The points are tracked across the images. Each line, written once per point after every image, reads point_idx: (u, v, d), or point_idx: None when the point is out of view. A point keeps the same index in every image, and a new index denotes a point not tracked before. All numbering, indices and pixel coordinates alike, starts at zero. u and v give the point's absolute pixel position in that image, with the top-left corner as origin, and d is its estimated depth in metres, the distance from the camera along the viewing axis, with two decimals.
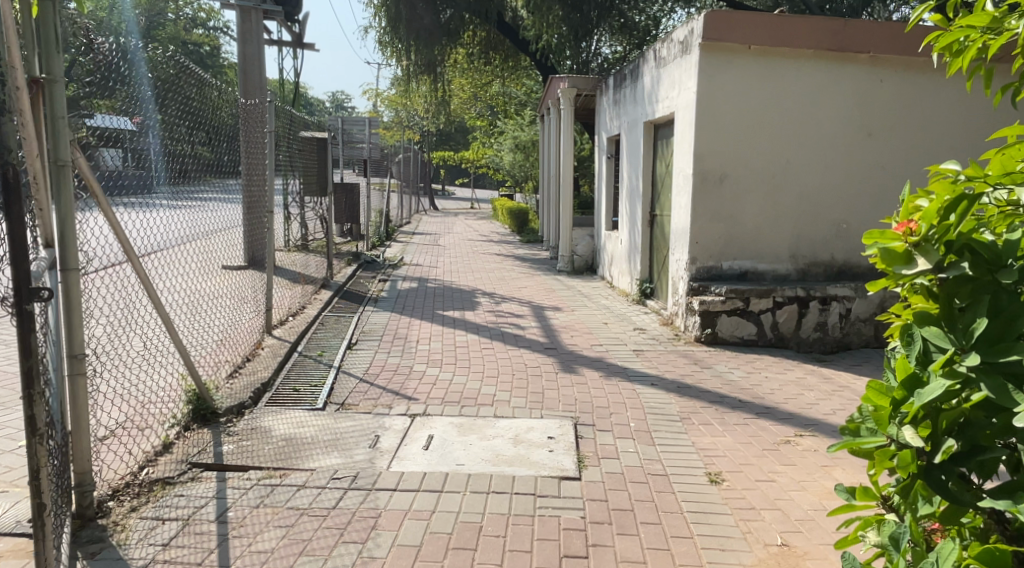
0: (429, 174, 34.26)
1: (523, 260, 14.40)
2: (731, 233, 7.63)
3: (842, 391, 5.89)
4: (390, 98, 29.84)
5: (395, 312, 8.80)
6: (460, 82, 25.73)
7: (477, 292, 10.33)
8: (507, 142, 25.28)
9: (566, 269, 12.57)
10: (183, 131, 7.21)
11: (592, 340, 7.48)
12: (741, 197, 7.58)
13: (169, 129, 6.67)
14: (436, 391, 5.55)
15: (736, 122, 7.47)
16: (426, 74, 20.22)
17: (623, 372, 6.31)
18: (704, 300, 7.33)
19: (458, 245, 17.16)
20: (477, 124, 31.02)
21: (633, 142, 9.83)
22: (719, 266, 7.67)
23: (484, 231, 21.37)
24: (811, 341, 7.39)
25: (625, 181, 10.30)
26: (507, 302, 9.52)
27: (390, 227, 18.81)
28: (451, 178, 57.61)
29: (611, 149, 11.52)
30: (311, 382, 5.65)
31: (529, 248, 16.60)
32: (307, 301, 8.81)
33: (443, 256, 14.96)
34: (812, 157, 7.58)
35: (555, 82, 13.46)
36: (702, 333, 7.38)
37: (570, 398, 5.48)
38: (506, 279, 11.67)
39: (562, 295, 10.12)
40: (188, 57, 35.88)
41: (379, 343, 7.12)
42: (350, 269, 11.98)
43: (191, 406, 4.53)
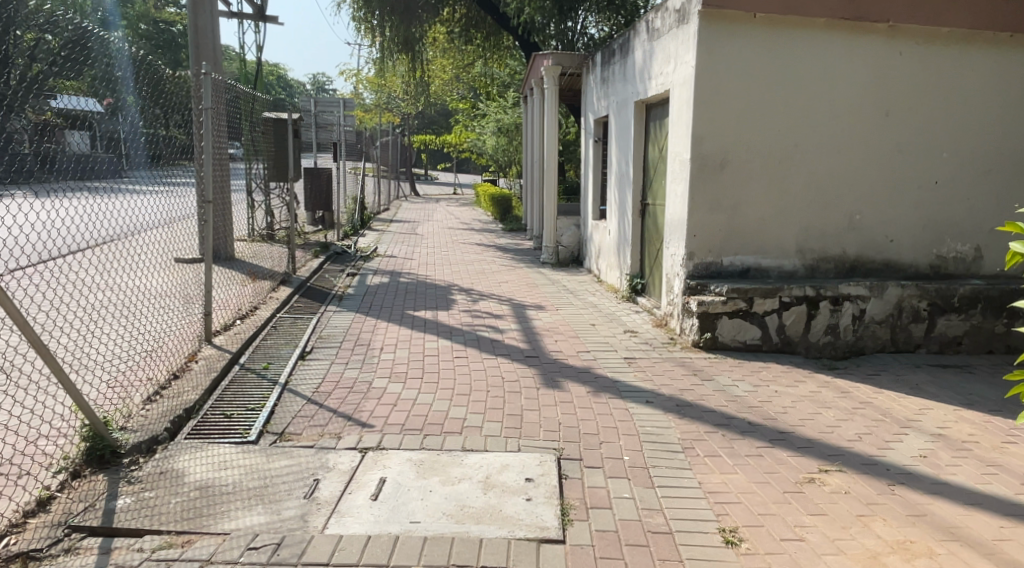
0: (411, 159, 33.29)
1: (504, 251, 13.55)
2: (733, 225, 6.82)
3: (865, 410, 5.11)
4: (369, 79, 28.84)
5: (360, 313, 7.95)
6: (441, 63, 24.72)
7: (453, 288, 9.49)
8: (490, 126, 24.37)
9: (551, 260, 11.78)
10: (153, 116, 6.68)
11: (578, 345, 6.68)
12: (744, 185, 6.77)
13: (148, 117, 6.55)
14: (395, 415, 4.72)
15: (739, 99, 6.65)
16: (404, 52, 19.28)
17: (614, 386, 5.50)
18: (703, 301, 6.52)
19: (437, 234, 16.29)
20: (460, 107, 30.05)
21: (623, 124, 8.98)
22: (719, 262, 6.87)
23: (465, 218, 20.50)
24: (822, 346, 6.61)
25: (614, 166, 9.47)
26: (485, 300, 8.69)
27: (366, 214, 17.92)
28: (435, 163, 56.53)
29: (599, 132, 10.69)
30: (248, 405, 4.82)
31: (513, 237, 15.77)
32: (262, 300, 7.97)
33: (420, 246, 14.10)
34: (824, 140, 6.77)
35: (538, 60, 12.57)
36: (701, 338, 6.58)
37: (551, 423, 4.66)
38: (485, 273, 10.83)
39: (545, 291, 9.29)
40: (159, 37, 34.62)
41: (337, 351, 6.28)
42: (316, 262, 11.10)
43: (84, 447, 3.70)
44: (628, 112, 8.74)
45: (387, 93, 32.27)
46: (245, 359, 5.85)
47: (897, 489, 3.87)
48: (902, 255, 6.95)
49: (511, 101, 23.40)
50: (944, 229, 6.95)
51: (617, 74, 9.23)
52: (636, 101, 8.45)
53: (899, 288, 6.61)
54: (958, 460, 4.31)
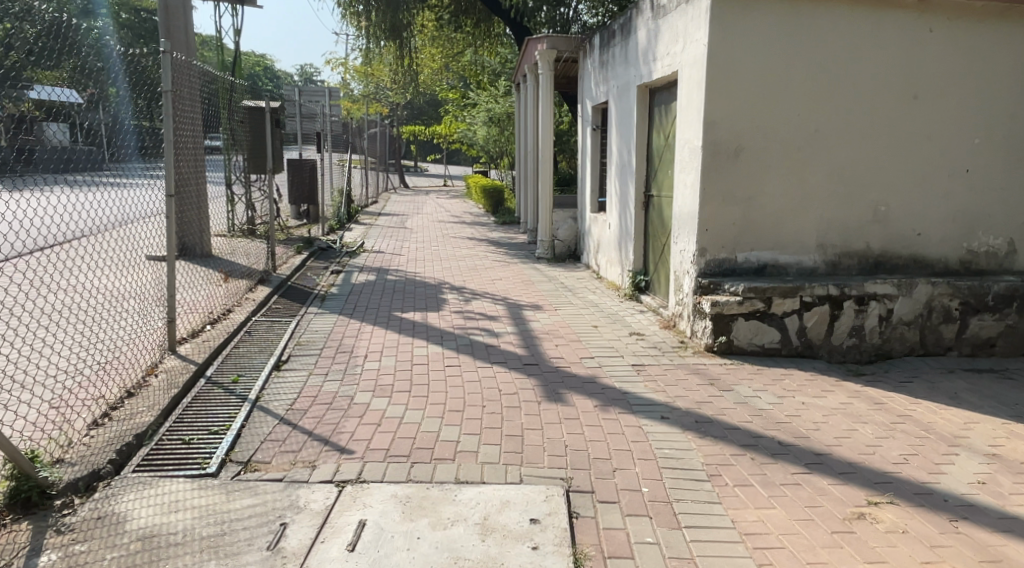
0: (400, 151, 32.59)
1: (497, 245, 12.98)
2: (748, 218, 6.27)
3: (905, 425, 4.58)
4: (357, 69, 28.12)
5: (344, 315, 7.37)
6: (430, 51, 24.03)
7: (444, 286, 8.91)
8: (480, 115, 23.73)
9: (546, 255, 11.23)
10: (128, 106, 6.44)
11: (580, 351, 6.12)
12: (761, 174, 6.22)
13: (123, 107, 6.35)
14: (379, 437, 4.16)
15: (756, 80, 6.10)
16: (392, 39, 18.64)
17: (624, 399, 4.95)
18: (717, 301, 5.98)
19: (427, 227, 15.68)
20: (450, 97, 29.38)
21: (625, 110, 8.41)
22: (734, 259, 6.32)
23: (456, 211, 19.91)
24: (846, 350, 6.08)
25: (615, 155, 8.91)
26: (479, 300, 8.11)
27: (353, 207, 17.29)
28: (424, 155, 55.74)
29: (597, 120, 10.12)
30: (211, 428, 4.25)
31: (505, 230, 15.19)
32: (236, 301, 7.39)
33: (409, 241, 13.51)
34: (847, 125, 6.23)
35: (532, 45, 11.96)
36: (715, 342, 6.04)
37: (557, 445, 4.11)
38: (478, 269, 10.25)
39: (542, 289, 8.71)
40: (140, 27, 33.73)
41: (315, 360, 5.71)
42: (299, 259, 10.49)
43: (7, 487, 3.17)
44: (631, 97, 8.17)
45: (375, 83, 31.56)
46: (212, 370, 5.27)
47: (961, 527, 3.34)
48: (930, 250, 6.42)
49: (502, 90, 22.78)
50: (975, 222, 6.43)
51: (618, 56, 8.66)
52: (639, 85, 7.89)
53: (929, 286, 6.09)
54: (1021, 487, 3.78)
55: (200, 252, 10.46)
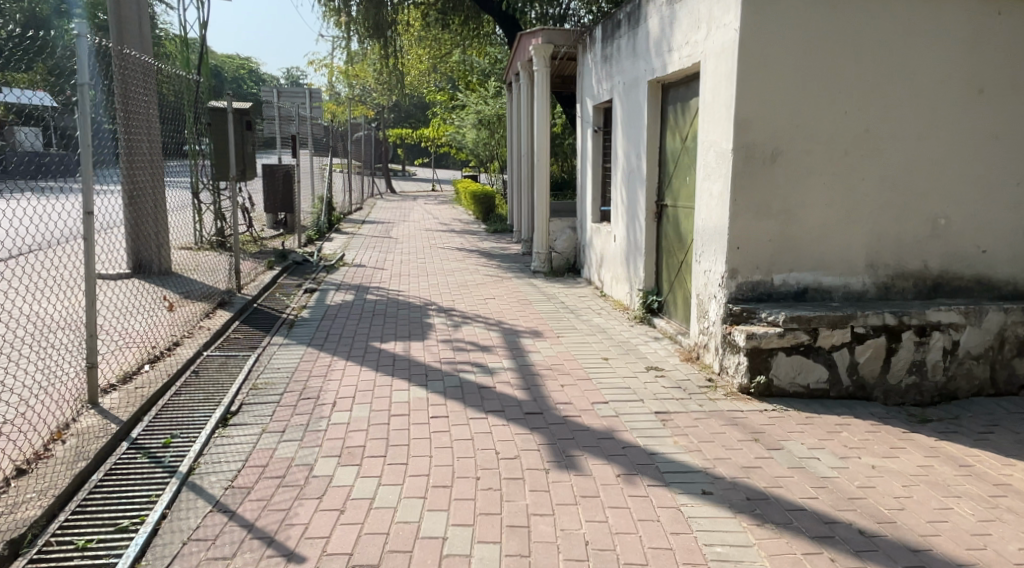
0: (386, 155, 31.59)
1: (490, 256, 12.02)
2: (787, 234, 5.32)
3: (1010, 501, 3.63)
4: (341, 71, 27.14)
5: (313, 346, 6.38)
6: (416, 51, 23.07)
7: (430, 308, 7.93)
8: (469, 118, 22.81)
9: (543, 269, 10.29)
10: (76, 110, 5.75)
11: (591, 392, 5.15)
12: (802, 182, 5.27)
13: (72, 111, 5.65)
14: (341, 535, 3.20)
15: (796, 72, 5.16)
16: (375, 38, 17.70)
17: (652, 463, 3.99)
18: (754, 333, 5.03)
19: (413, 237, 14.68)
20: (437, 100, 28.45)
21: (633, 108, 7.46)
22: (770, 282, 5.37)
23: (444, 218, 18.95)
24: (904, 390, 5.13)
25: (621, 160, 7.97)
26: (469, 325, 7.13)
27: (334, 215, 16.29)
28: (412, 158, 54.68)
29: (598, 120, 9.18)
30: (120, 523, 3.32)
31: (497, 239, 14.23)
32: (189, 331, 6.42)
33: (393, 252, 12.51)
34: (902, 124, 5.29)
35: (526, 39, 11.01)
36: (751, 382, 5.07)
37: (573, 542, 3.15)
38: (468, 286, 9.27)
39: (541, 311, 7.74)
40: None
41: (273, 412, 4.73)
42: (270, 276, 9.49)
43: None
44: (640, 94, 7.21)
45: (360, 85, 30.57)
46: (139, 430, 4.32)
47: None
48: (996, 270, 5.50)
49: (491, 91, 21.88)
50: None
51: (624, 49, 7.72)
52: (651, 79, 6.94)
53: (1001, 314, 5.16)
54: None
55: (158, 269, 9.46)
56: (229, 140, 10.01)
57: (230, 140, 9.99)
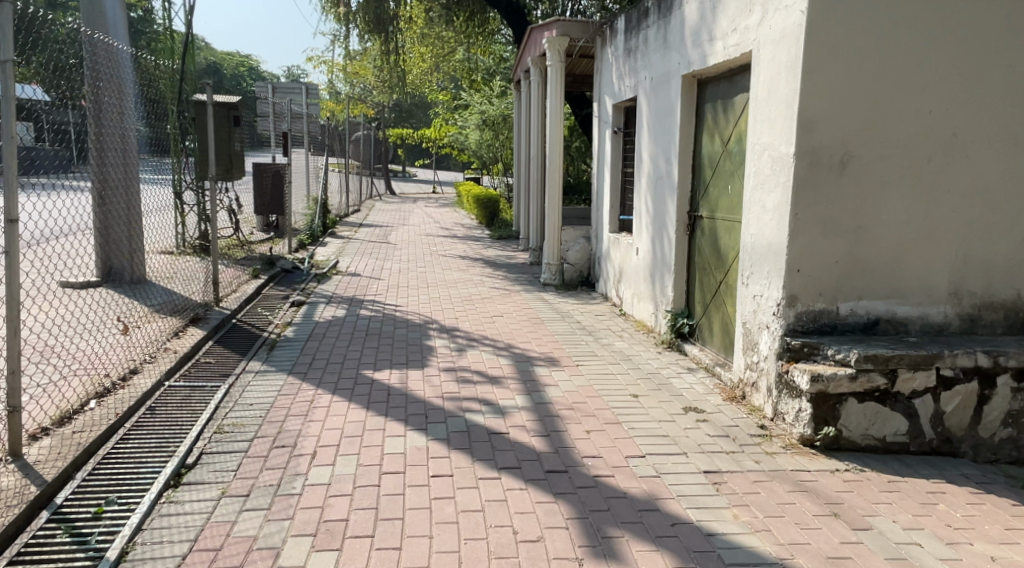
0: (386, 156, 30.76)
1: (494, 266, 11.16)
2: (856, 255, 4.48)
3: None
4: (340, 68, 26.29)
5: (295, 374, 5.54)
6: (419, 50, 22.27)
7: (430, 327, 7.07)
8: (472, 118, 21.95)
9: (553, 282, 9.43)
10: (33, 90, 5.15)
11: (623, 441, 4.30)
12: (875, 194, 4.43)
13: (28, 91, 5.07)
14: None
15: (871, 65, 4.33)
16: (376, 32, 16.87)
17: (713, 551, 3.15)
18: (820, 375, 4.19)
19: (413, 242, 13.84)
20: (440, 99, 27.60)
21: (662, 106, 6.63)
22: (835, 311, 4.53)
23: (445, 222, 18.10)
24: (997, 445, 4.30)
25: (645, 164, 7.13)
26: (474, 349, 6.27)
27: (330, 219, 15.45)
28: (412, 159, 53.87)
29: (618, 120, 8.35)
30: None
31: (501, 247, 13.39)
32: (151, 355, 5.60)
33: (390, 260, 11.68)
34: (995, 127, 4.45)
35: (538, 33, 10.20)
36: (816, 433, 4.23)
37: None
38: (472, 301, 8.41)
39: (555, 333, 6.88)
40: None
41: (237, 467, 3.91)
42: (253, 287, 8.64)
43: None
44: (672, 91, 6.38)
45: (360, 83, 29.71)
46: (65, 496, 3.49)
47: None
48: None
49: (496, 91, 21.04)
50: None
51: (652, 40, 6.89)
52: (685, 73, 6.10)
53: None
54: None
55: (130, 277, 8.61)
56: (212, 125, 9.00)
57: (212, 124, 8.94)
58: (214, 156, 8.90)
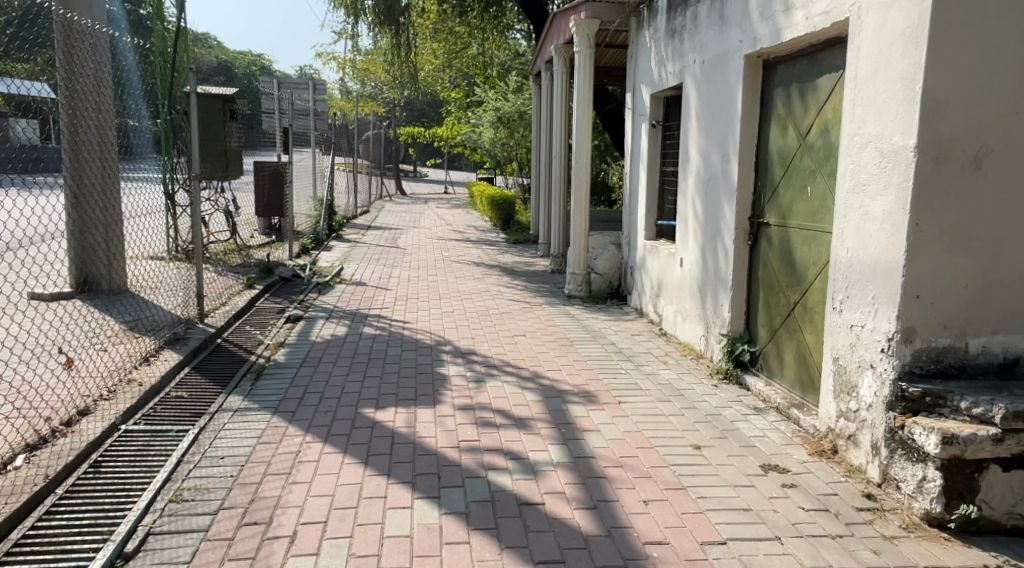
0: (396, 156, 29.84)
1: (513, 275, 10.19)
2: (992, 277, 3.49)
3: None
4: (351, 63, 25.38)
5: (282, 413, 4.60)
6: (431, 45, 21.38)
7: (442, 350, 6.11)
8: (486, 115, 20.86)
9: (579, 293, 8.53)
10: None
11: (693, 517, 3.33)
12: (1017, 199, 3.45)
13: None
14: None
15: (1018, 32, 3.35)
16: (386, 25, 15.95)
17: None
18: (955, 437, 3.20)
19: (423, 247, 12.90)
20: (452, 97, 26.57)
21: (715, 93, 5.66)
22: (963, 349, 3.53)
23: (458, 225, 17.14)
24: None
25: (693, 162, 6.15)
26: (495, 380, 5.30)
27: (336, 221, 14.54)
28: (423, 160, 53.05)
29: (657, 112, 7.37)
30: None
31: (519, 252, 12.42)
32: (110, 390, 4.67)
33: (399, 266, 10.73)
34: None
35: (564, 18, 9.23)
36: (948, 512, 3.24)
37: None
38: (490, 317, 7.46)
39: (589, 358, 5.90)
40: None
41: (190, 557, 2.97)
42: (245, 299, 7.71)
43: None
44: (730, 74, 5.40)
45: (371, 80, 28.78)
46: None
47: None
48: None
49: (512, 86, 20.02)
50: None
51: (703, 17, 5.92)
52: (749, 53, 5.13)
53: None
54: None
55: (108, 286, 7.71)
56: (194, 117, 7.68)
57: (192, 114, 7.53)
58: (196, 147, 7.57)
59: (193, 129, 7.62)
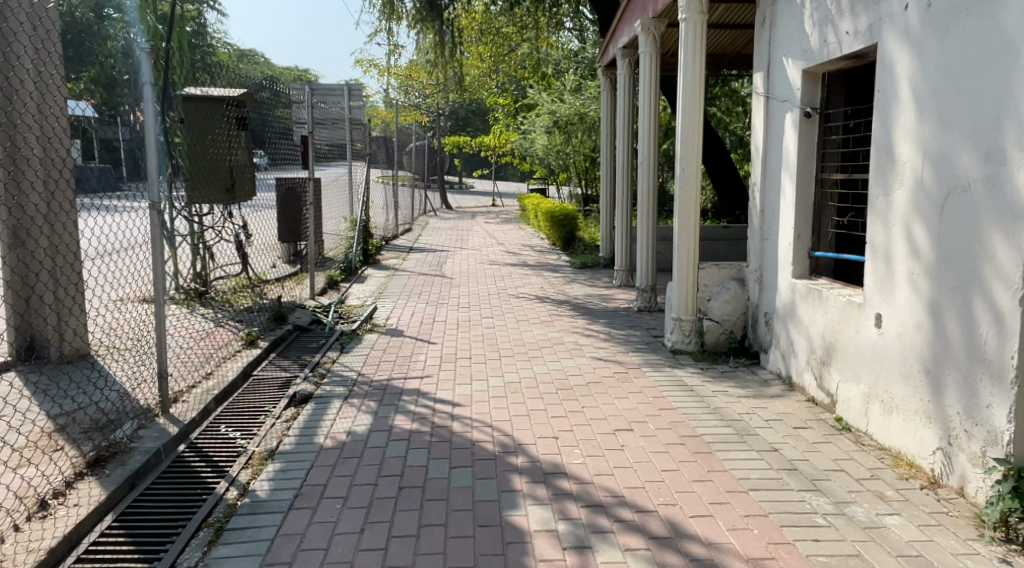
0: (441, 167, 27.88)
1: (590, 315, 7.94)
2: None
3: None
4: (392, 70, 23.59)
5: None
6: (478, 46, 19.42)
7: (513, 465, 3.93)
8: (539, 119, 18.51)
9: (687, 348, 6.34)
10: None
11: None
12: None
13: None
14: None
15: None
16: (429, 22, 14.07)
17: None
18: None
19: (475, 275, 10.76)
20: (501, 102, 24.36)
21: (968, 56, 3.48)
22: None
23: (511, 244, 14.93)
24: None
25: (906, 171, 3.98)
26: (609, 545, 3.10)
27: (373, 244, 12.54)
28: (468, 170, 51.35)
29: (812, 97, 5.18)
30: None
31: (592, 280, 10.20)
32: None
33: (447, 304, 8.61)
34: None
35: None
36: None
37: None
38: (575, 391, 5.25)
39: (750, 486, 3.66)
40: None
41: None
42: (240, 366, 5.63)
43: None
44: (1006, 20, 3.22)
45: (414, 87, 26.77)
46: None
47: None
48: None
49: (569, 87, 17.85)
50: None
51: None
52: None
53: None
54: None
55: (58, 354, 5.67)
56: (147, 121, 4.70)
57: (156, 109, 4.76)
58: (153, 169, 4.54)
59: (151, 139, 4.58)
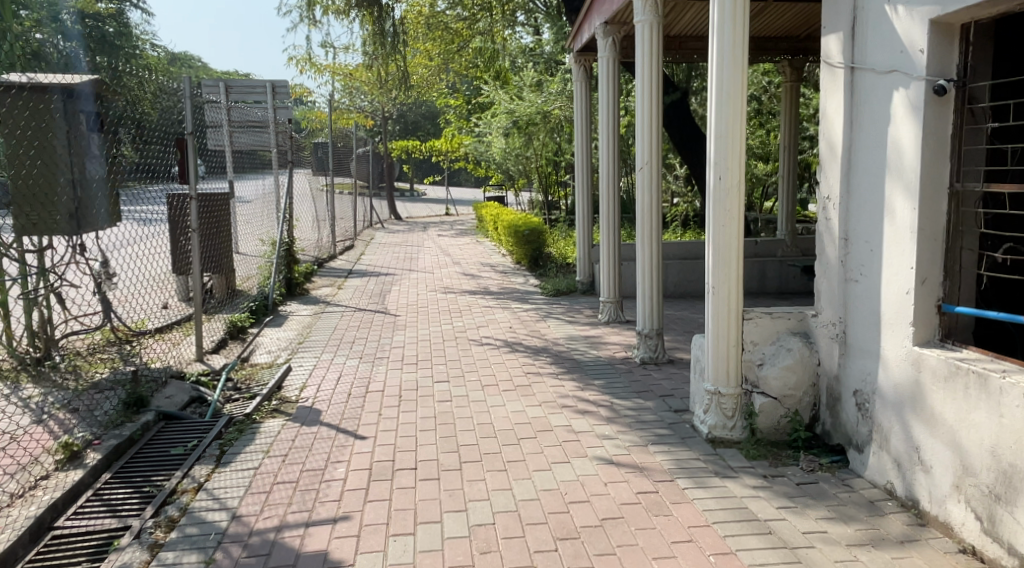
0: (389, 173, 25.55)
1: (578, 373, 5.91)
2: None
3: None
4: (330, 68, 21.17)
5: None
6: (425, 40, 17.25)
7: None
8: (496, 120, 16.44)
9: (729, 436, 4.37)
10: None
11: None
12: None
13: None
14: None
15: None
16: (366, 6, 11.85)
17: None
18: None
19: (425, 310, 8.63)
20: (451, 103, 22.22)
21: None
22: None
23: (467, 264, 12.83)
24: None
25: None
26: None
27: (301, 270, 10.30)
28: (418, 175, 49.08)
29: (946, 65, 3.30)
30: None
31: (571, 314, 8.18)
32: None
33: (387, 358, 6.46)
34: None
35: None
36: None
37: None
38: (586, 542, 3.21)
39: None
40: (95, 41, 25.98)
41: None
42: (33, 513, 3.35)
43: None
44: None
45: (357, 88, 24.36)
46: None
47: None
48: None
49: (529, 83, 15.82)
50: None
51: None
52: None
53: None
54: None
55: None
56: None
57: None
58: None
59: None
